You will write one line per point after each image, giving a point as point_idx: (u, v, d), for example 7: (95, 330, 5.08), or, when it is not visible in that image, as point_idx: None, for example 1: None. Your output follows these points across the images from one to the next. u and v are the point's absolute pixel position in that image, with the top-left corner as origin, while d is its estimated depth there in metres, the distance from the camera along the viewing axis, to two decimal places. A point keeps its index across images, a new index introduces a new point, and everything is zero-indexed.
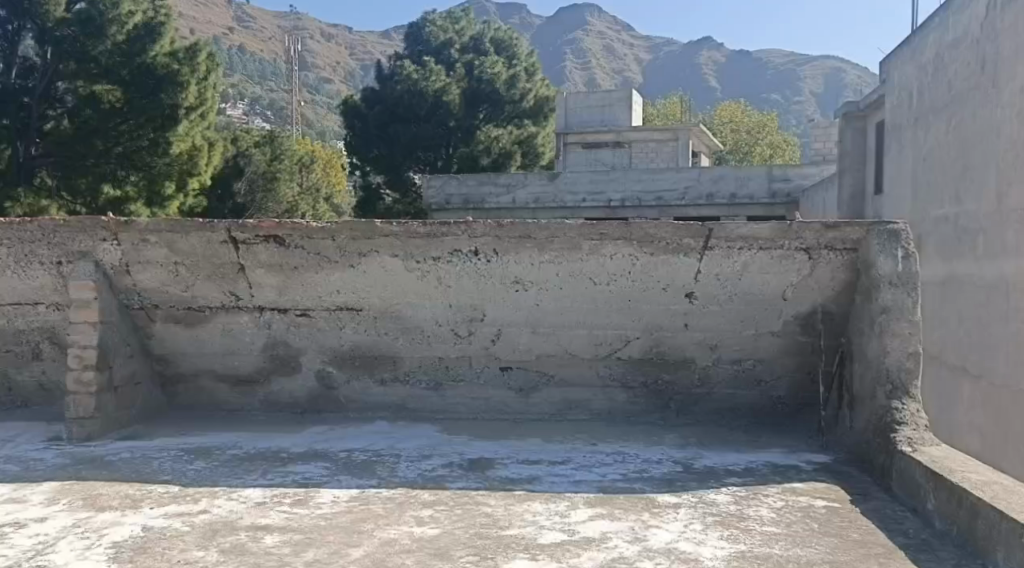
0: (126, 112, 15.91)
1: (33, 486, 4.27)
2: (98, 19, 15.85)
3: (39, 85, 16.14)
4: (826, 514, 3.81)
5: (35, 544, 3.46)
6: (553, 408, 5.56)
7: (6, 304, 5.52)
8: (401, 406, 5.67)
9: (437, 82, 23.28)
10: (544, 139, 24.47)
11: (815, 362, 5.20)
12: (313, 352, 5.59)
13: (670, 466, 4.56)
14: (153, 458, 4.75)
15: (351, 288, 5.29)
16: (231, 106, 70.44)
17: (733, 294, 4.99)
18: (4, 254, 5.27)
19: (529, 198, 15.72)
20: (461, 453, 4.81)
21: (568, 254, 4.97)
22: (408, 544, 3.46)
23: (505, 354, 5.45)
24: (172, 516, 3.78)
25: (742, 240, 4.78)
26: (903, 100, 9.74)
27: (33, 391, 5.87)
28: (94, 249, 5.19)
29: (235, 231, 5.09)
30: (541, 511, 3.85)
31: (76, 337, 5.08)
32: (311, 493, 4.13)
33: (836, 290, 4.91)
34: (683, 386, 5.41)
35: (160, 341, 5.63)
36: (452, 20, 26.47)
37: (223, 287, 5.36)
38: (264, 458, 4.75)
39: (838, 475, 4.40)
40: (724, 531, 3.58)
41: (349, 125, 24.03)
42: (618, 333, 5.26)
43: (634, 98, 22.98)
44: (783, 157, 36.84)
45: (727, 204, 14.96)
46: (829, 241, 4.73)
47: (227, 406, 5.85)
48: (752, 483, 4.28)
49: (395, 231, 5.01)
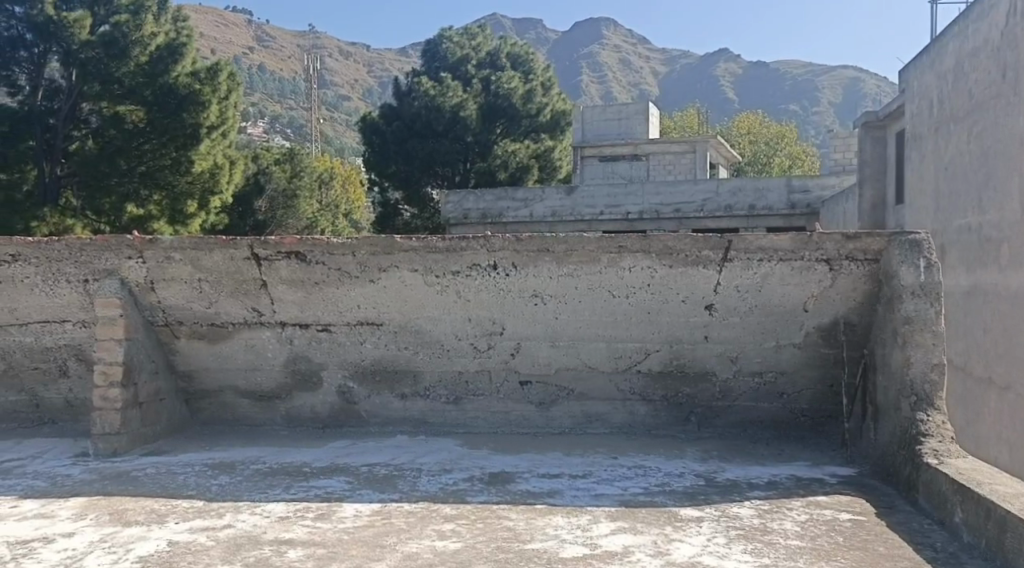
0: (148, 131, 16.27)
1: (61, 501, 4.32)
2: (121, 41, 16.07)
3: (64, 107, 16.37)
4: (851, 528, 3.77)
5: (62, 559, 3.50)
6: (574, 421, 5.55)
7: (34, 321, 5.58)
8: (422, 420, 5.69)
9: (454, 98, 23.36)
10: (562, 153, 24.52)
11: (838, 374, 5.16)
12: (334, 367, 5.62)
13: (692, 480, 4.54)
14: (178, 473, 4.79)
15: (372, 303, 5.33)
16: (251, 123, 71.01)
17: (753, 305, 4.98)
18: (32, 272, 5.34)
19: (547, 212, 15.73)
20: (482, 467, 4.82)
21: (587, 267, 4.99)
22: (430, 558, 3.46)
23: (524, 368, 5.46)
24: (198, 531, 3.81)
25: (762, 251, 4.77)
26: (923, 107, 9.68)
27: (60, 408, 5.94)
28: (119, 267, 5.27)
29: (258, 247, 5.15)
30: (562, 525, 3.84)
31: (102, 353, 5.14)
32: (333, 507, 4.15)
33: (858, 301, 4.87)
34: (704, 399, 5.39)
35: (184, 357, 5.68)
36: (468, 36, 26.60)
37: (245, 303, 5.41)
38: (286, 472, 4.79)
39: (863, 488, 4.37)
40: (747, 545, 3.56)
41: (367, 141, 24.23)
42: (638, 346, 5.26)
43: (651, 110, 23.16)
44: (802, 168, 36.84)
45: (746, 216, 14.90)
46: (850, 252, 4.71)
47: (250, 421, 5.89)
48: (775, 496, 4.25)
49: (415, 245, 5.05)
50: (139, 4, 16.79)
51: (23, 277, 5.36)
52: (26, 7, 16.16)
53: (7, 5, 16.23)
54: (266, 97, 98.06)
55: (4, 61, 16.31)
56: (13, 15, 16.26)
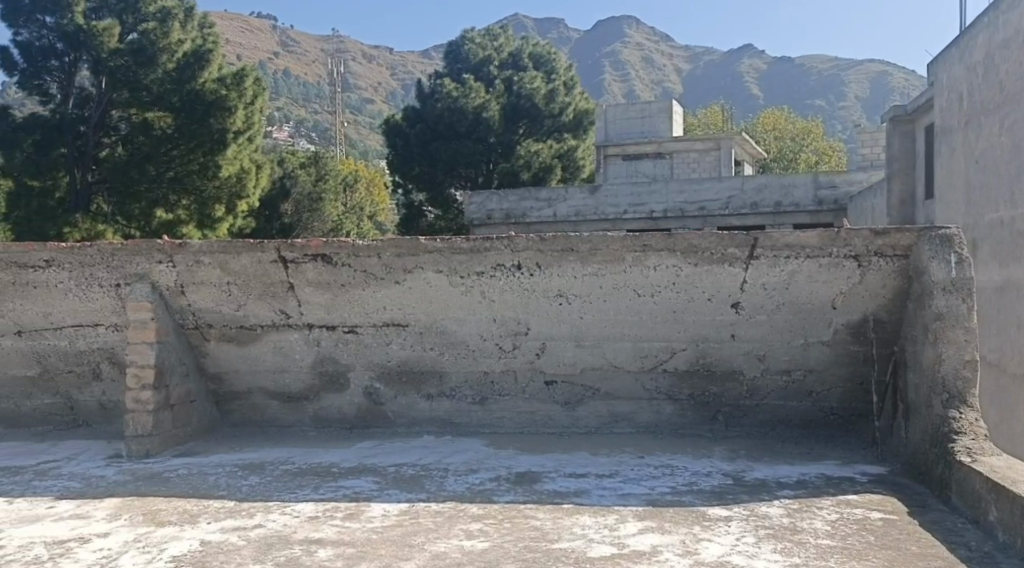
0: (175, 137, 16.54)
1: (95, 502, 4.39)
2: (149, 48, 16.30)
3: (94, 114, 16.50)
4: (881, 527, 3.74)
5: (98, 559, 3.55)
6: (600, 421, 5.55)
7: (67, 325, 5.67)
8: (449, 420, 5.70)
9: (476, 99, 23.41)
10: (585, 152, 24.49)
11: (867, 372, 5.11)
12: (361, 368, 5.66)
13: (720, 479, 4.52)
14: (209, 474, 4.85)
15: (397, 304, 5.36)
16: (277, 127, 71.56)
17: (781, 303, 4.94)
18: (65, 277, 5.43)
19: (571, 212, 15.69)
20: (509, 467, 4.82)
21: (612, 266, 4.98)
22: (458, 558, 3.47)
23: (549, 368, 5.46)
24: (230, 531, 3.86)
25: (789, 249, 4.74)
26: (952, 101, 9.55)
27: (94, 410, 6.03)
28: (149, 271, 5.34)
29: (285, 250, 5.19)
30: (590, 524, 3.84)
31: (134, 356, 5.22)
32: (361, 506, 4.18)
33: (887, 298, 4.82)
34: (731, 398, 5.36)
35: (214, 359, 5.74)
36: (490, 37, 26.58)
37: (273, 306, 5.46)
38: (315, 472, 4.83)
39: (894, 488, 4.32)
40: (776, 544, 3.54)
41: (391, 143, 24.34)
42: (664, 345, 5.24)
43: (675, 108, 23.00)
44: (830, 164, 36.35)
45: (772, 213, 14.75)
46: (879, 248, 4.65)
47: (278, 423, 5.94)
48: (805, 495, 4.21)
49: (439, 246, 5.07)
50: (166, 11, 16.96)
51: (56, 282, 5.45)
52: (57, 17, 16.37)
53: (38, 16, 16.44)
54: (291, 101, 98.85)
55: (35, 71, 16.54)
56: (44, 25, 16.47)
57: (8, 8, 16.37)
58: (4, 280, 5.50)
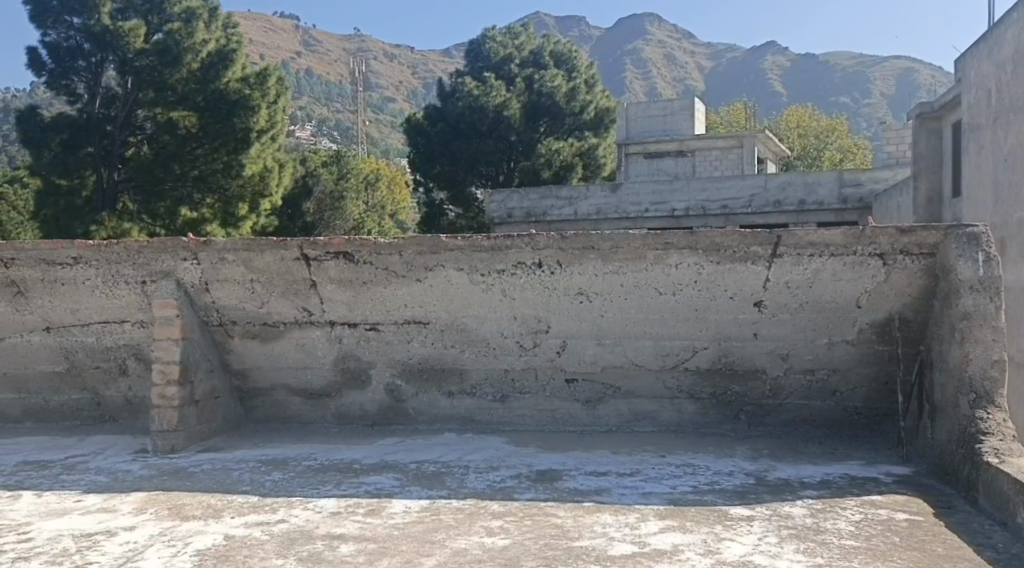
0: (201, 137, 16.68)
1: (122, 496, 4.44)
2: (174, 48, 16.38)
3: (121, 114, 16.70)
4: (907, 527, 3.70)
5: (125, 552, 3.60)
6: (621, 419, 5.54)
7: (94, 322, 5.75)
8: (469, 418, 5.72)
9: (497, 98, 23.37)
10: (606, 150, 24.42)
11: (893, 372, 5.05)
12: (383, 365, 5.70)
13: (743, 479, 4.49)
14: (233, 469, 4.89)
15: (418, 301, 5.37)
16: (299, 126, 72.18)
17: (805, 302, 4.91)
18: (91, 274, 5.49)
19: (592, 210, 15.58)
20: (530, 465, 4.83)
21: (633, 264, 4.97)
22: (479, 554, 3.48)
23: (571, 366, 5.45)
24: (253, 525, 3.89)
25: (812, 247, 4.69)
26: (981, 99, 9.42)
27: (120, 406, 6.11)
28: (174, 268, 5.40)
29: (307, 248, 5.21)
30: (611, 523, 3.83)
31: (159, 353, 5.27)
32: (383, 502, 4.20)
33: (913, 297, 4.76)
34: (754, 397, 5.33)
35: (238, 356, 5.79)
36: (512, 36, 26.50)
37: (296, 303, 5.50)
38: (338, 469, 4.85)
39: (920, 488, 4.28)
40: (800, 544, 3.51)
41: (412, 141, 24.37)
42: (686, 344, 5.22)
43: (697, 106, 22.82)
44: (855, 161, 35.98)
45: (795, 211, 14.52)
46: (905, 247, 4.59)
47: (301, 419, 5.99)
48: (829, 495, 4.18)
49: (460, 244, 5.07)
50: (191, 12, 17.10)
51: (84, 279, 5.52)
52: (85, 18, 16.57)
53: (66, 17, 16.64)
54: (313, 101, 99.43)
55: (63, 71, 16.72)
56: (72, 26, 16.66)
57: (37, 9, 16.58)
58: (33, 277, 5.57)
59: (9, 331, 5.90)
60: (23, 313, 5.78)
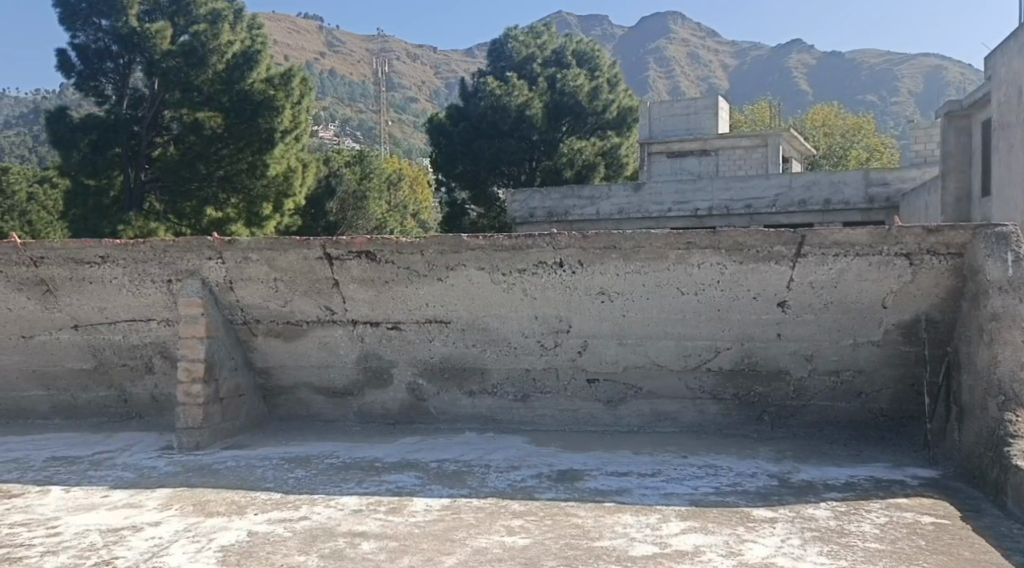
0: (226, 137, 16.80)
1: (149, 492, 4.49)
2: (199, 50, 16.56)
3: (148, 115, 16.88)
4: (933, 531, 3.66)
5: (151, 547, 3.64)
6: (642, 420, 5.53)
7: (121, 320, 5.82)
8: (490, 417, 5.74)
9: (519, 98, 23.33)
10: (628, 150, 24.36)
11: (919, 373, 4.99)
12: (405, 364, 5.72)
13: (766, 480, 4.46)
14: (257, 466, 4.94)
15: (440, 301, 5.39)
16: (322, 127, 72.74)
17: (830, 302, 4.86)
18: (119, 273, 5.55)
19: (614, 210, 15.47)
20: (551, 464, 4.82)
21: (655, 263, 4.95)
22: (499, 553, 3.48)
23: (592, 366, 5.45)
24: (276, 522, 3.92)
25: (837, 246, 4.64)
26: (1012, 97, 9.27)
27: (147, 403, 6.19)
28: (200, 267, 5.44)
29: (330, 247, 5.24)
30: (632, 523, 3.82)
31: (185, 351, 5.33)
32: (404, 501, 4.22)
33: (940, 297, 4.70)
34: (778, 398, 5.29)
35: (262, 355, 5.84)
36: (534, 36, 26.47)
37: (319, 302, 5.53)
38: (360, 467, 4.87)
39: (946, 491, 4.22)
40: (824, 546, 3.48)
41: (435, 141, 24.42)
42: (708, 344, 5.19)
43: (721, 105, 22.65)
44: (881, 160, 35.41)
45: (821, 211, 14.29)
46: (932, 247, 4.53)
47: (323, 416, 6.05)
48: (853, 497, 4.14)
49: (481, 244, 5.07)
50: (217, 13, 17.28)
51: (111, 278, 5.58)
52: (113, 19, 16.78)
53: (95, 18, 16.85)
54: (337, 102, 100.03)
55: (92, 72, 16.95)
56: (100, 28, 16.88)
57: (67, 11, 16.84)
58: (62, 276, 5.63)
59: (38, 329, 5.97)
60: (51, 311, 5.84)
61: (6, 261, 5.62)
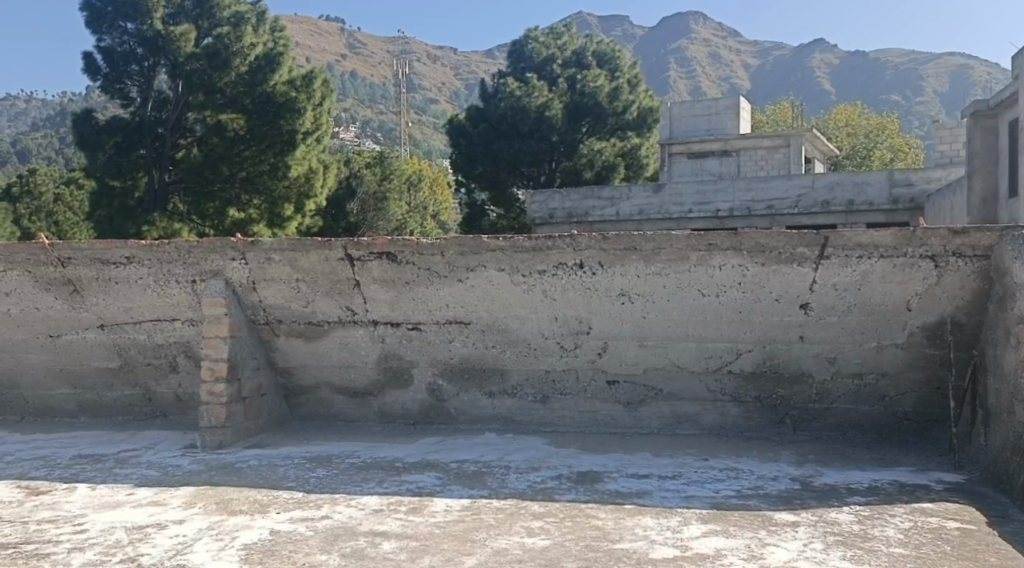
0: (249, 138, 16.90)
1: (172, 490, 4.54)
2: (223, 52, 16.64)
3: (171, 117, 17.03)
4: (959, 536, 3.62)
5: (175, 545, 3.67)
6: (663, 421, 5.52)
7: (146, 320, 5.88)
8: (511, 418, 5.75)
9: (540, 98, 23.28)
10: (649, 151, 24.30)
11: (944, 376, 4.94)
12: (425, 365, 5.73)
13: (788, 483, 4.43)
14: (279, 465, 4.98)
15: (460, 301, 5.40)
16: (343, 128, 73.22)
17: (853, 304, 4.82)
18: (144, 273, 5.61)
19: (634, 211, 15.41)
20: (572, 466, 4.82)
21: (676, 265, 4.93)
22: (519, 554, 3.48)
23: (612, 368, 5.44)
24: (298, 521, 3.95)
25: (861, 248, 4.59)
26: None
27: (171, 403, 6.26)
28: (223, 268, 5.48)
29: (351, 248, 5.26)
30: (652, 526, 3.81)
31: (208, 350, 5.39)
32: (425, 501, 4.24)
33: (966, 300, 4.64)
34: (800, 401, 5.26)
35: (284, 355, 5.88)
36: (554, 36, 26.42)
37: (340, 303, 5.56)
38: (380, 467, 4.89)
39: (972, 496, 4.17)
40: (846, 551, 3.46)
41: (455, 142, 24.46)
42: (730, 346, 5.16)
43: (743, 105, 22.50)
44: (906, 161, 35.06)
45: (844, 212, 14.15)
46: (957, 248, 4.48)
47: (344, 416, 6.09)
48: (877, 502, 4.11)
49: (502, 245, 5.07)
50: (240, 16, 17.43)
51: (136, 278, 5.64)
52: (138, 23, 16.95)
53: (121, 22, 17.05)
54: (358, 104, 100.56)
55: (117, 75, 17.13)
56: (126, 31, 17.08)
57: (93, 15, 17.06)
58: (88, 276, 5.69)
59: (65, 329, 6.05)
60: (78, 311, 5.91)
61: (34, 261, 5.68)
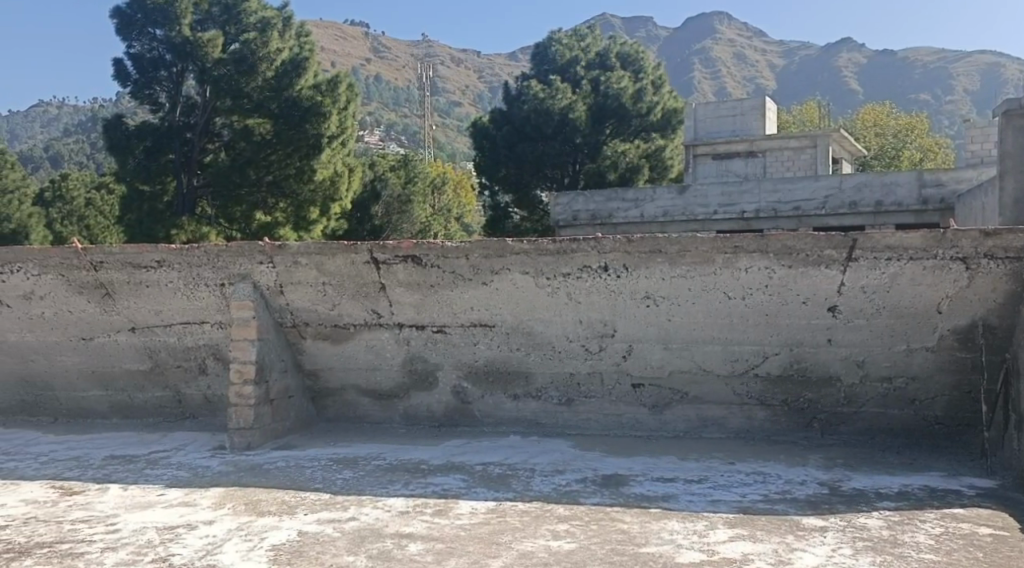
0: (274, 142, 17.02)
1: (201, 491, 4.60)
2: (249, 57, 17.02)
3: (199, 121, 17.21)
4: (991, 543, 3.57)
5: (204, 545, 3.71)
6: (688, 424, 5.50)
7: (176, 323, 5.95)
8: (536, 420, 5.76)
9: (563, 100, 23.27)
10: (673, 152, 24.21)
11: (975, 380, 4.88)
12: (450, 367, 5.76)
13: (816, 488, 4.39)
14: (305, 467, 5.01)
15: (485, 304, 5.41)
16: (368, 132, 73.66)
17: (882, 307, 4.76)
18: (174, 277, 5.67)
19: (658, 212, 15.32)
20: (596, 469, 4.81)
21: (701, 268, 4.90)
22: (545, 557, 3.48)
23: (637, 370, 5.42)
24: (325, 523, 3.97)
25: (890, 250, 4.53)
26: None
27: (200, 404, 6.34)
28: (250, 271, 5.53)
29: (376, 251, 5.29)
30: (678, 530, 3.79)
31: (236, 353, 5.45)
32: (449, 503, 4.25)
33: (998, 303, 4.57)
34: (829, 405, 5.22)
35: (310, 357, 5.93)
36: (578, 38, 26.38)
37: (366, 305, 5.59)
38: (406, 468, 4.92)
39: (1004, 502, 4.11)
40: (876, 557, 3.42)
41: (478, 145, 24.52)
42: (756, 349, 5.13)
43: (768, 106, 22.28)
44: (935, 161, 34.64)
45: (872, 212, 13.88)
46: (989, 250, 4.39)
47: (371, 418, 6.13)
48: (906, 507, 4.06)
49: (526, 248, 5.06)
50: (265, 21, 17.62)
51: (166, 281, 5.70)
52: (166, 29, 17.16)
53: (149, 28, 17.26)
54: (382, 107, 101.12)
55: (147, 81, 17.35)
56: (154, 37, 17.29)
57: (123, 21, 17.30)
58: (120, 280, 5.77)
59: (98, 331, 6.14)
60: (110, 314, 6.00)
61: (67, 265, 5.77)
